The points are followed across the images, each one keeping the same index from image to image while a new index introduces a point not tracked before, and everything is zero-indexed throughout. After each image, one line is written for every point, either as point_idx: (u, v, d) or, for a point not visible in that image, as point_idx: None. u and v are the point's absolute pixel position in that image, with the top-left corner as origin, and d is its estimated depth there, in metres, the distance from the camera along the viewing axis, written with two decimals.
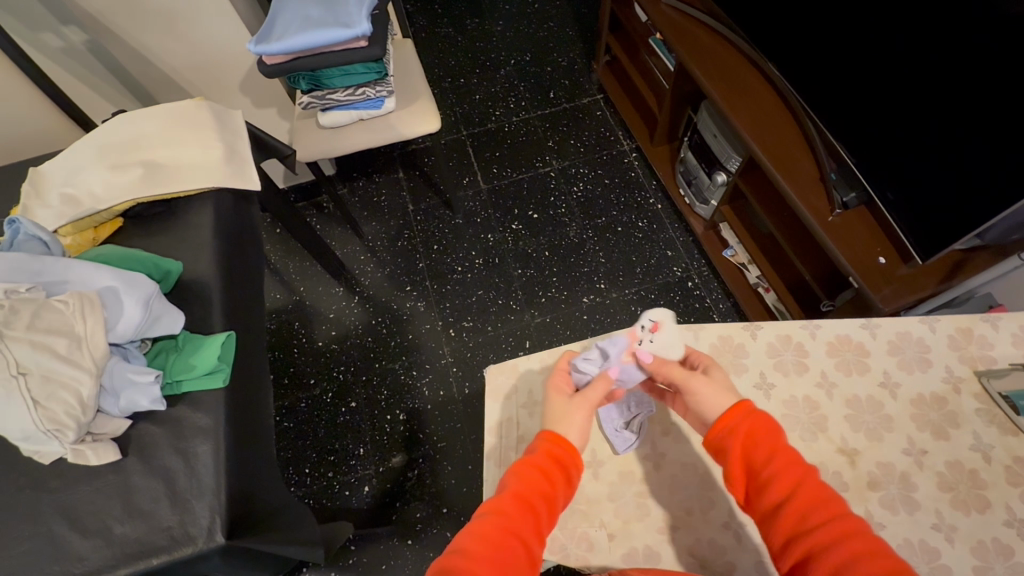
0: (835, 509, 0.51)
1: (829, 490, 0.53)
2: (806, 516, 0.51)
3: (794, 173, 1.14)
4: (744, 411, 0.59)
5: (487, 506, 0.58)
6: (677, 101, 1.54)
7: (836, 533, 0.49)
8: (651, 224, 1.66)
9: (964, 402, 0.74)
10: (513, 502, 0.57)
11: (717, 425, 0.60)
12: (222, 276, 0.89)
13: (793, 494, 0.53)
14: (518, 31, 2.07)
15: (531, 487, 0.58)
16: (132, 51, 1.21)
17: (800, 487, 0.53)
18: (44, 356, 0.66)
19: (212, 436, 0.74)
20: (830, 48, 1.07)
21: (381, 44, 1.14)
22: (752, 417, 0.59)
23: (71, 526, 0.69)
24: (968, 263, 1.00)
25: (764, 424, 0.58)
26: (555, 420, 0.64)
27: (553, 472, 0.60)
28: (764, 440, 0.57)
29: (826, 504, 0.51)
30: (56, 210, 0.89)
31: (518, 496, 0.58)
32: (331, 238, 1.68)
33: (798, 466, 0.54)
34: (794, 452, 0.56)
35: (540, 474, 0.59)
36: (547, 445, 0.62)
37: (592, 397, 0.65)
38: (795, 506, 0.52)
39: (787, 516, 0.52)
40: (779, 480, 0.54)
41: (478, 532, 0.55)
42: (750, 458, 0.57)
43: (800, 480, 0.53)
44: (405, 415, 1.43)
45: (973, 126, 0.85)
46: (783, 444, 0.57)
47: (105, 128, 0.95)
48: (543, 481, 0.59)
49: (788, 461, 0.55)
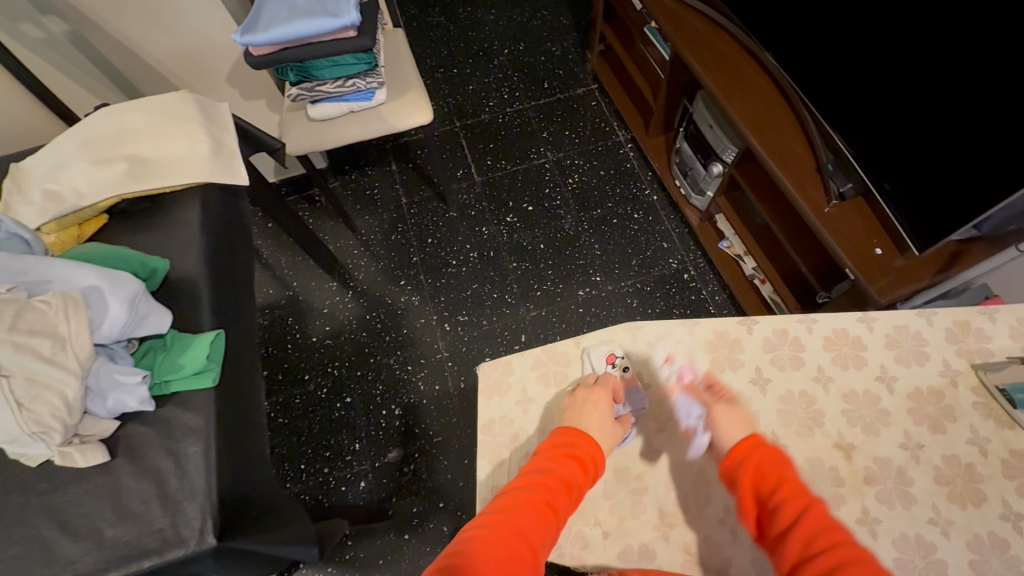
0: (840, 536, 0.53)
1: (835, 519, 0.55)
2: (811, 542, 0.53)
3: (790, 164, 1.12)
4: (757, 442, 0.62)
5: (524, 479, 0.62)
6: (672, 90, 1.52)
7: (839, 559, 0.51)
8: (647, 216, 1.65)
9: (961, 396, 0.73)
10: (552, 480, 0.61)
11: (727, 457, 0.63)
12: (210, 273, 0.87)
13: (799, 521, 0.55)
14: (511, 20, 2.04)
15: (567, 471, 0.62)
16: (115, 43, 1.19)
17: (808, 513, 0.55)
18: (27, 357, 0.65)
19: (202, 436, 0.73)
20: (827, 35, 1.05)
21: (370, 34, 1.12)
22: (763, 448, 0.61)
23: (60, 530, 0.67)
24: (965, 253, 0.99)
25: (775, 455, 0.61)
26: (591, 423, 0.68)
27: (589, 464, 0.64)
28: (773, 470, 0.59)
29: (831, 530, 0.54)
30: (39, 206, 0.87)
31: (555, 476, 0.61)
32: (323, 232, 1.67)
33: (806, 495, 0.57)
34: (802, 482, 0.58)
35: (574, 462, 0.63)
36: (583, 437, 0.65)
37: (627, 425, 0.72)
38: (801, 533, 0.54)
39: (794, 543, 0.54)
40: (787, 509, 0.56)
41: (514, 501, 0.59)
42: (759, 487, 0.59)
43: (807, 507, 0.56)
44: (401, 409, 1.42)
45: (973, 115, 0.83)
46: (791, 474, 0.59)
47: (87, 122, 0.93)
48: (578, 468, 0.63)
49: (794, 490, 0.57)
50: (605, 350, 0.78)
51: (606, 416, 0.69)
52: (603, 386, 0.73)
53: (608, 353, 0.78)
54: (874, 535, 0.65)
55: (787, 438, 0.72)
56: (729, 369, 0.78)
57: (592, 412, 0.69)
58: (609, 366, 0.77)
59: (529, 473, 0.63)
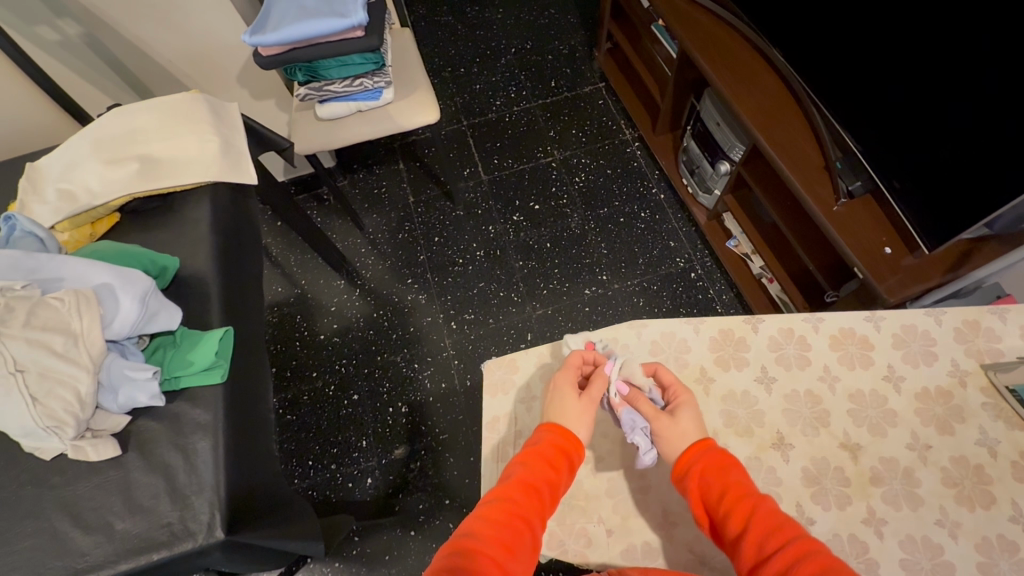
0: (791, 533, 0.53)
1: (785, 517, 0.55)
2: (765, 543, 0.53)
3: (797, 162, 1.12)
4: (702, 446, 0.62)
5: (495, 492, 0.60)
6: (679, 89, 1.52)
7: (792, 556, 0.50)
8: (654, 214, 1.65)
9: (971, 397, 0.72)
10: (522, 487, 0.60)
11: (676, 467, 0.63)
12: (220, 271, 0.88)
13: (750, 523, 0.55)
14: (518, 18, 2.04)
15: (538, 475, 0.61)
16: (128, 44, 1.20)
17: (755, 517, 0.55)
18: (41, 353, 0.66)
19: (211, 432, 0.74)
20: (835, 32, 1.04)
21: (378, 34, 1.13)
22: (707, 452, 0.62)
23: (73, 522, 0.69)
24: (976, 253, 0.98)
25: (719, 459, 0.61)
26: (558, 413, 0.66)
27: (560, 461, 0.63)
28: (719, 474, 0.60)
29: (782, 529, 0.53)
30: (53, 206, 0.88)
31: (525, 481, 0.60)
32: (331, 230, 1.68)
33: (753, 496, 0.57)
34: (748, 486, 0.58)
35: (544, 462, 0.62)
36: (550, 435, 0.64)
37: (597, 397, 0.68)
38: (755, 534, 0.54)
39: (747, 546, 0.54)
40: (736, 511, 0.56)
41: (486, 518, 0.57)
42: (708, 493, 0.59)
43: (755, 508, 0.56)
44: (408, 407, 1.43)
45: (983, 113, 0.82)
46: (736, 479, 0.59)
47: (100, 122, 0.94)
48: (549, 469, 0.62)
49: (739, 494, 0.57)
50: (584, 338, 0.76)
51: (570, 398, 0.67)
52: (563, 369, 0.70)
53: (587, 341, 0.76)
54: (880, 536, 0.65)
55: (792, 437, 0.72)
56: (734, 368, 0.77)
57: (555, 400, 0.67)
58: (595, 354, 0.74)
59: (499, 484, 0.62)
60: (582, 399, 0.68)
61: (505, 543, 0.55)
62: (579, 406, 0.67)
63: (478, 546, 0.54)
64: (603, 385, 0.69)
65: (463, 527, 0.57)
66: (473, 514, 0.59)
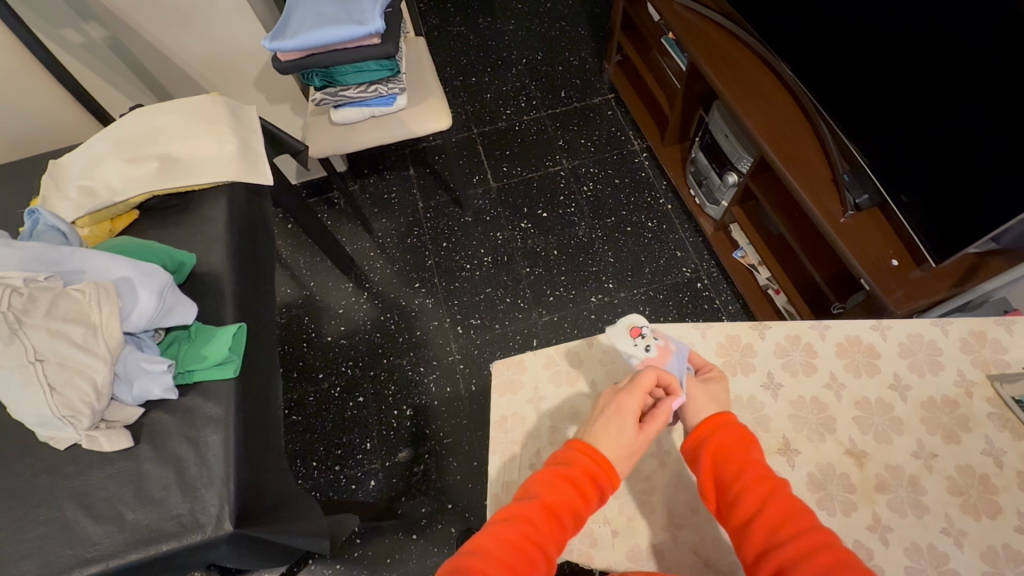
0: (804, 524, 0.52)
1: (799, 504, 0.54)
2: (776, 530, 0.52)
3: (807, 175, 1.13)
4: (718, 422, 0.61)
5: (511, 509, 0.58)
6: (688, 101, 1.54)
7: (805, 547, 0.50)
8: (661, 224, 1.66)
9: (976, 406, 0.73)
10: (542, 511, 0.56)
11: (690, 439, 0.62)
12: (234, 269, 0.90)
13: (763, 508, 0.54)
14: (530, 30, 2.08)
15: (561, 500, 0.57)
16: (151, 48, 1.24)
17: (769, 502, 0.54)
18: (61, 343, 0.68)
19: (222, 425, 0.75)
20: (841, 46, 1.06)
21: (394, 41, 1.15)
22: (724, 430, 0.61)
23: (84, 512, 0.70)
24: (982, 267, 0.99)
25: (736, 439, 0.60)
26: (603, 438, 0.60)
27: (589, 489, 0.58)
28: (734, 454, 0.59)
29: (795, 518, 0.53)
30: (75, 202, 0.90)
31: (546, 506, 0.57)
32: (341, 233, 1.70)
33: (767, 480, 0.56)
34: (765, 467, 0.58)
35: (572, 487, 0.58)
36: (584, 459, 0.59)
37: (654, 435, 0.62)
38: (766, 519, 0.53)
39: (755, 532, 0.53)
40: (747, 495, 0.55)
41: (496, 537, 0.55)
42: (720, 473, 0.58)
43: (769, 494, 0.55)
44: (413, 410, 1.44)
45: (986, 123, 0.84)
46: (751, 458, 0.58)
47: (123, 122, 0.97)
48: (575, 495, 0.58)
49: (757, 476, 0.56)
50: (629, 324, 0.70)
51: (628, 430, 0.61)
52: (633, 392, 0.63)
53: (632, 326, 0.70)
54: (885, 543, 0.65)
55: (798, 443, 0.72)
56: (741, 373, 0.78)
57: (611, 424, 0.61)
58: (637, 340, 0.69)
59: (518, 501, 0.58)
60: (640, 433, 0.61)
61: (517, 570, 0.53)
62: (633, 441, 0.60)
63: (486, 568, 0.52)
64: (662, 422, 0.62)
65: (472, 542, 0.56)
66: (486, 530, 0.57)
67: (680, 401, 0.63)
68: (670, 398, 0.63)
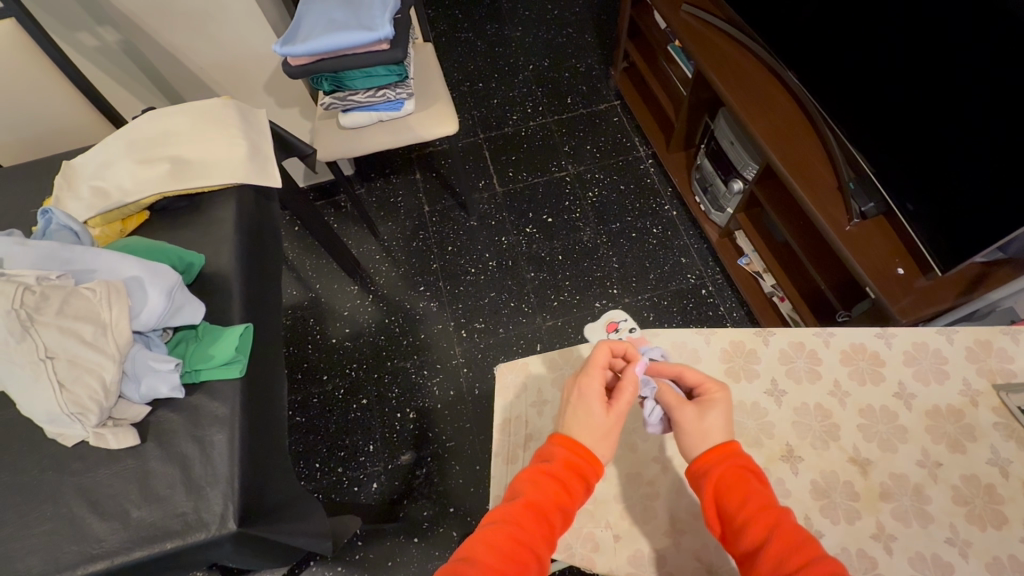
0: (811, 552, 0.50)
1: (806, 535, 0.52)
2: (780, 563, 0.50)
3: (812, 181, 1.13)
4: (718, 453, 0.60)
5: (499, 512, 0.57)
6: (694, 108, 1.55)
7: None
8: (665, 230, 1.66)
9: (982, 415, 0.72)
10: (529, 512, 0.57)
11: (691, 471, 0.61)
12: (241, 270, 0.91)
13: (768, 540, 0.53)
14: (537, 37, 2.09)
15: (548, 499, 0.57)
16: (164, 52, 1.26)
17: (773, 535, 0.53)
18: (71, 341, 0.69)
19: (227, 425, 0.76)
20: (848, 57, 1.07)
21: (402, 47, 1.17)
22: (723, 462, 0.59)
23: (89, 509, 0.70)
24: (990, 277, 0.98)
25: (735, 472, 0.58)
26: (578, 427, 0.61)
27: (572, 484, 0.59)
28: (733, 487, 0.58)
29: (800, 548, 0.51)
30: (87, 202, 0.91)
31: (532, 505, 0.57)
32: (347, 236, 1.71)
33: (771, 511, 0.55)
34: (767, 496, 0.56)
35: (557, 484, 0.58)
36: (565, 452, 0.60)
37: (624, 410, 0.62)
38: (769, 552, 0.52)
39: (761, 564, 0.52)
40: (750, 528, 0.54)
41: (486, 542, 0.54)
42: (722, 506, 0.57)
43: (773, 526, 0.54)
44: (416, 413, 1.44)
45: (993, 132, 0.84)
46: (753, 489, 0.57)
47: (135, 123, 0.98)
48: (561, 493, 0.58)
49: (758, 508, 0.55)
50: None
51: (597, 412, 0.61)
52: (590, 371, 0.64)
53: None
54: (889, 552, 0.65)
55: (802, 450, 0.72)
56: (745, 379, 0.78)
57: (580, 410, 0.62)
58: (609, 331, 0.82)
59: (505, 504, 0.58)
60: (610, 413, 0.62)
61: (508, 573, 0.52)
62: (606, 423, 0.61)
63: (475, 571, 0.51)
64: (631, 392, 0.63)
65: (462, 549, 0.55)
66: (476, 535, 0.56)
67: (641, 363, 0.64)
68: (633, 363, 0.65)
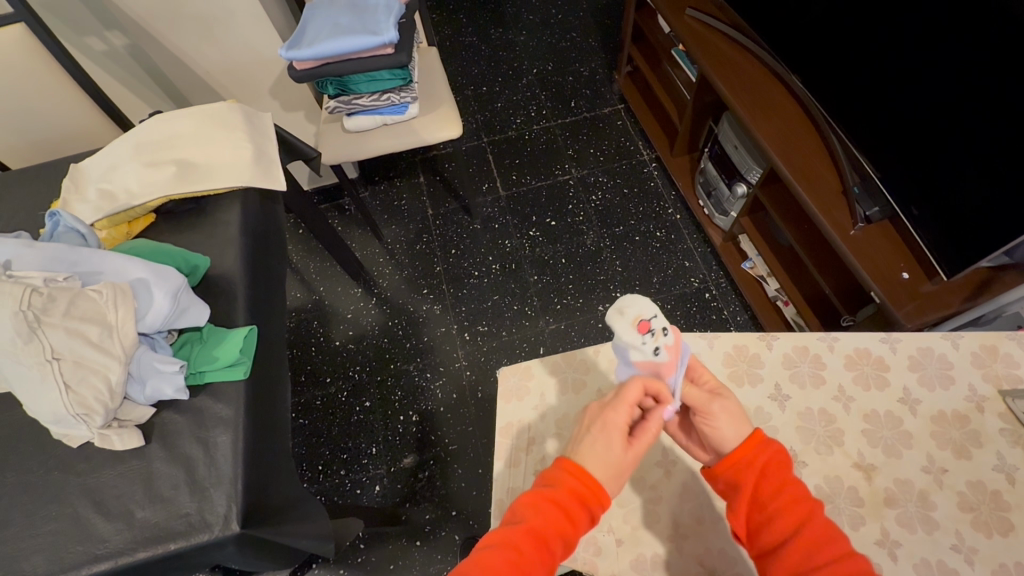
0: (839, 550, 0.51)
1: (837, 529, 0.53)
2: (811, 556, 0.51)
3: (816, 186, 1.13)
4: (757, 442, 0.59)
5: (497, 535, 0.55)
6: (699, 112, 1.55)
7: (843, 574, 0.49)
8: (669, 234, 1.66)
9: (987, 422, 0.72)
10: (529, 538, 0.54)
11: (725, 458, 0.59)
12: (246, 273, 0.92)
13: (800, 532, 0.53)
14: (542, 40, 2.10)
15: (550, 526, 0.55)
16: (170, 55, 1.27)
17: (808, 527, 0.53)
18: (78, 342, 0.69)
19: (232, 426, 0.76)
20: (852, 62, 1.07)
21: (407, 51, 1.17)
22: (765, 451, 0.59)
23: (94, 508, 0.71)
24: (996, 282, 0.98)
25: (775, 461, 0.58)
26: (589, 456, 0.59)
27: (576, 512, 0.56)
28: (772, 476, 0.57)
29: (833, 543, 0.52)
30: (94, 204, 0.92)
31: (533, 531, 0.55)
32: (351, 239, 1.72)
33: (804, 503, 0.55)
34: (803, 487, 0.57)
35: (559, 511, 0.56)
36: (570, 479, 0.58)
37: (643, 451, 0.60)
38: (799, 545, 0.52)
39: (790, 554, 0.52)
40: (784, 518, 0.54)
41: (482, 566, 0.52)
42: (756, 494, 0.57)
43: (805, 519, 0.54)
44: (418, 416, 1.44)
45: (997, 134, 0.83)
46: (790, 479, 0.57)
47: (141, 129, 0.99)
48: (563, 521, 0.56)
49: (794, 498, 0.55)
50: (636, 316, 0.61)
51: (613, 447, 0.59)
52: (617, 406, 0.61)
53: (639, 320, 0.61)
54: (894, 558, 0.64)
55: (806, 455, 0.72)
56: (748, 384, 0.78)
57: (597, 440, 0.59)
58: (646, 338, 0.61)
59: (505, 527, 0.56)
60: (628, 450, 0.59)
61: None
62: (621, 459, 0.58)
63: None
64: (653, 434, 0.61)
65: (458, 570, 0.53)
66: (474, 557, 0.54)
67: (671, 409, 0.61)
68: (660, 406, 0.61)
